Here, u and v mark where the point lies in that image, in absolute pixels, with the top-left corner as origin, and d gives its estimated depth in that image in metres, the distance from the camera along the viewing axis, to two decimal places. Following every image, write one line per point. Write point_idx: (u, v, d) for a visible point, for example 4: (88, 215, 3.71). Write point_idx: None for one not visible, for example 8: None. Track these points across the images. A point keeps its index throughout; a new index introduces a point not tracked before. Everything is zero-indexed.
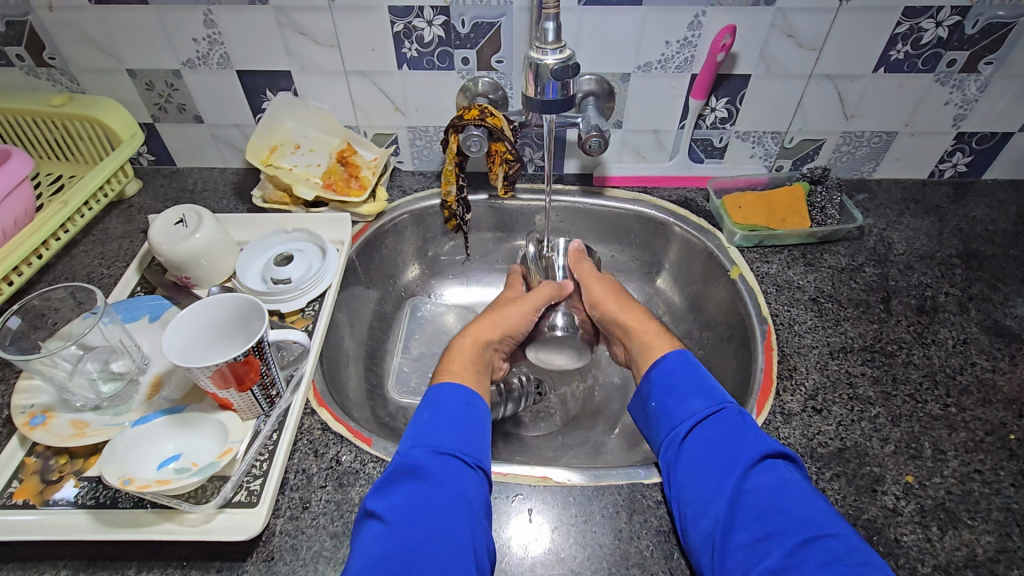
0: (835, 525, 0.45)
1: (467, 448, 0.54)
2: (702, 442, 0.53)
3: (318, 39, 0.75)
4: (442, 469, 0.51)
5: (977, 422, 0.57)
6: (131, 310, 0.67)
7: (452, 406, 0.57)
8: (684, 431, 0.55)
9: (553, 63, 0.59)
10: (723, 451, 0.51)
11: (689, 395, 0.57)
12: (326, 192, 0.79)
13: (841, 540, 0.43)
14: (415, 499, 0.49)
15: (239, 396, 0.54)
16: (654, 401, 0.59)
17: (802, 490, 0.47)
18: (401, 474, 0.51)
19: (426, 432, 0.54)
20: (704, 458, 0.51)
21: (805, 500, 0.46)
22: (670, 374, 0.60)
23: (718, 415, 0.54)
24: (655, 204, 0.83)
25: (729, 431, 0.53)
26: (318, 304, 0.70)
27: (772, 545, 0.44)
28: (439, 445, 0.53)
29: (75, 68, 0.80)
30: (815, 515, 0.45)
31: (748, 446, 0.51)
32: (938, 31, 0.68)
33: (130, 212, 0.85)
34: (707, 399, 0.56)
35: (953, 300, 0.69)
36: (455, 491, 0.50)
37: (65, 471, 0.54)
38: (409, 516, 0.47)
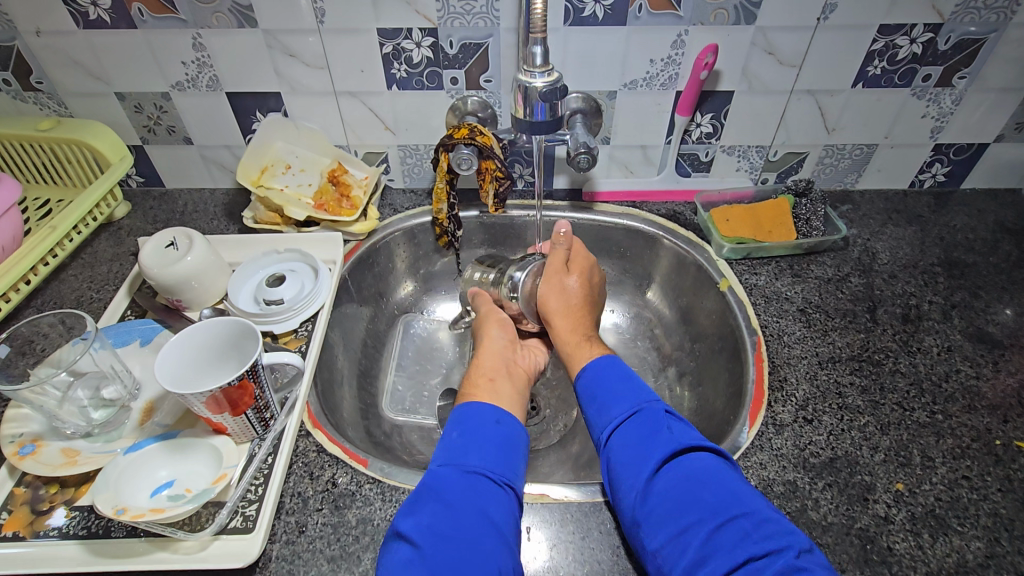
0: (746, 504, 0.46)
1: (498, 468, 0.53)
2: (619, 445, 0.53)
3: (307, 61, 0.76)
4: (467, 489, 0.51)
5: (964, 428, 0.58)
6: (121, 335, 0.67)
7: (484, 427, 0.56)
8: (604, 437, 0.55)
9: (542, 85, 0.60)
10: (639, 448, 0.52)
11: (608, 400, 0.57)
12: (318, 213, 0.79)
13: (753, 519, 0.45)
14: (441, 520, 0.48)
15: (233, 420, 0.54)
16: (581, 408, 0.59)
17: (716, 475, 0.48)
18: (428, 495, 0.50)
19: (455, 451, 0.54)
20: (622, 459, 0.52)
21: (718, 486, 0.47)
22: (592, 380, 0.60)
23: (633, 417, 0.55)
24: (644, 218, 0.84)
25: (645, 430, 0.53)
26: (311, 324, 0.70)
27: (688, 535, 0.45)
28: (466, 466, 0.52)
29: (63, 91, 0.80)
30: (726, 498, 0.46)
31: (662, 442, 0.51)
32: (913, 48, 0.70)
33: (120, 235, 0.84)
34: (625, 403, 0.56)
35: (937, 309, 0.71)
36: (482, 510, 0.49)
37: (56, 500, 0.53)
38: (436, 537, 0.47)
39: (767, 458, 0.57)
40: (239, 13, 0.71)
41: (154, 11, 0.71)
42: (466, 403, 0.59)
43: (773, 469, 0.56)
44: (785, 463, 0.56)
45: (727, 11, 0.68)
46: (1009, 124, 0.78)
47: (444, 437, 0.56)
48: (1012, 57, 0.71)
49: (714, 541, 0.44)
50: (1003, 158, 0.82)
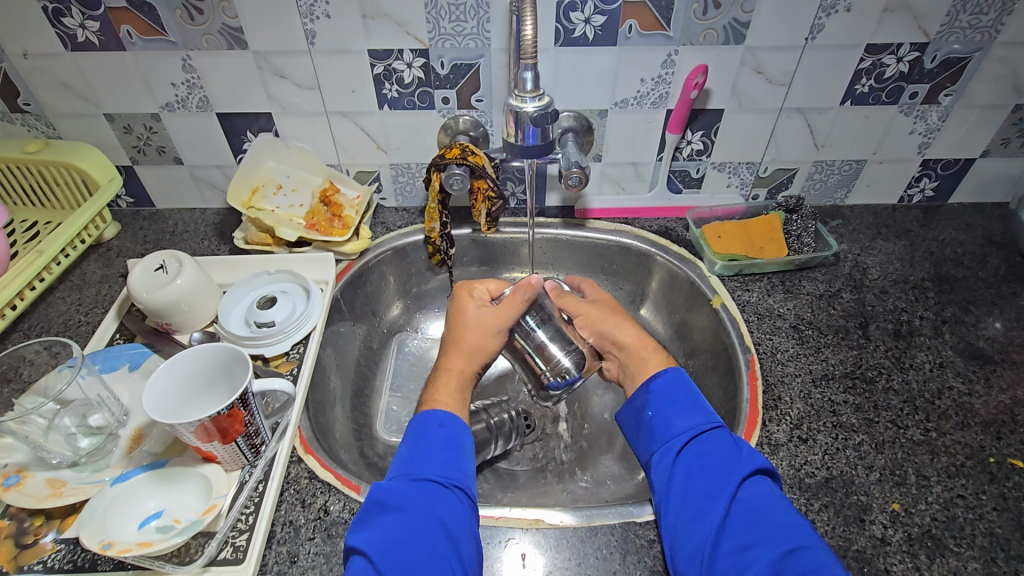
0: (814, 539, 0.47)
1: (445, 470, 0.53)
2: (696, 454, 0.54)
3: (297, 82, 0.76)
4: (415, 496, 0.51)
5: (958, 446, 0.59)
6: (109, 360, 0.66)
7: (427, 432, 0.56)
8: (679, 443, 0.55)
9: (532, 110, 0.60)
10: (720, 460, 0.53)
11: (688, 409, 0.57)
12: (310, 233, 0.79)
13: (824, 554, 0.45)
14: (394, 530, 0.48)
15: (223, 448, 0.53)
16: (651, 410, 0.59)
17: (785, 505, 0.49)
18: (374, 508, 0.50)
19: (405, 462, 0.54)
20: (700, 467, 0.52)
21: (788, 515, 0.48)
22: (669, 388, 0.60)
23: (718, 431, 0.55)
24: (636, 234, 0.85)
25: (725, 446, 0.54)
26: (302, 346, 0.69)
27: (759, 556, 0.46)
28: (415, 474, 0.53)
29: (52, 113, 0.79)
30: (796, 529, 0.47)
31: (745, 457, 0.52)
32: (899, 66, 0.71)
33: (109, 256, 0.83)
34: (707, 415, 0.57)
35: (928, 324, 0.71)
36: (434, 515, 0.50)
37: (41, 533, 0.52)
38: (389, 547, 0.47)
39: None
40: (228, 35, 0.71)
41: (143, 33, 0.71)
42: (424, 411, 0.59)
43: None
44: (781, 484, 0.56)
45: (716, 31, 0.68)
46: (995, 139, 0.79)
47: (398, 447, 0.57)
48: (996, 74, 0.72)
49: (785, 564, 0.45)
50: (990, 173, 0.83)
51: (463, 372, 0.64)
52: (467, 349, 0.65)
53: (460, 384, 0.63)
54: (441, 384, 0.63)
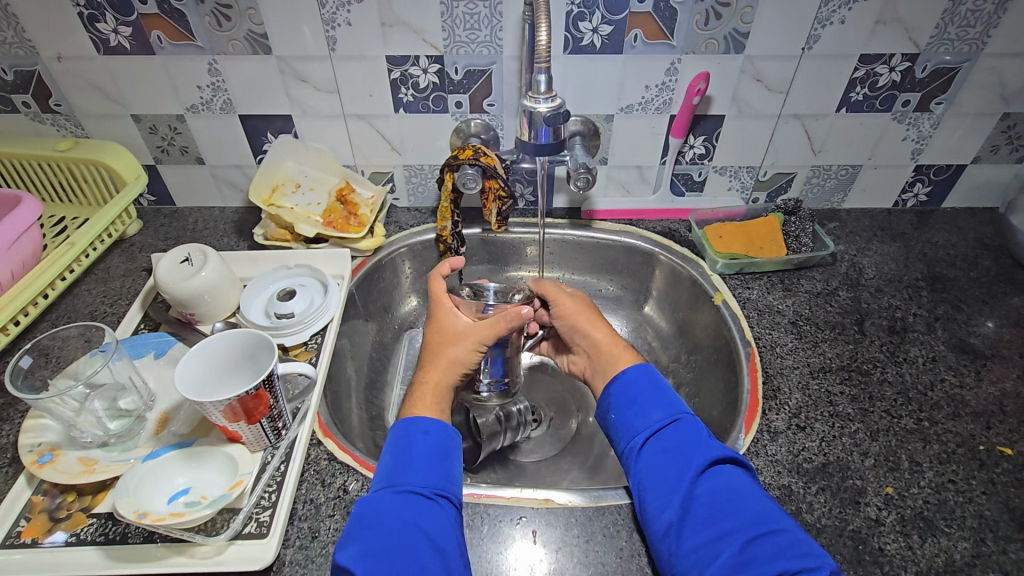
0: (780, 522, 0.48)
1: (431, 480, 0.55)
2: (659, 449, 0.56)
3: (318, 85, 0.79)
4: (398, 508, 0.52)
5: (949, 435, 0.61)
6: (136, 347, 0.69)
7: (412, 442, 0.57)
8: (641, 440, 0.57)
9: (545, 110, 0.64)
10: (679, 455, 0.54)
11: (648, 405, 0.59)
12: (327, 230, 0.82)
13: (788, 537, 0.47)
14: (378, 543, 0.49)
15: (248, 428, 0.56)
16: (613, 411, 0.61)
17: (750, 492, 0.51)
18: (359, 523, 0.51)
19: (389, 475, 0.55)
20: (662, 461, 0.54)
21: (752, 502, 0.50)
22: (630, 385, 0.62)
23: (673, 425, 0.57)
24: (640, 235, 0.88)
25: (685, 440, 0.55)
26: (321, 337, 0.72)
27: (723, 545, 0.47)
28: (398, 485, 0.54)
29: (81, 113, 0.83)
30: (761, 515, 0.49)
31: (701, 451, 0.54)
32: (892, 75, 0.75)
33: (132, 251, 0.87)
34: (664, 410, 0.58)
35: (921, 321, 0.74)
36: (416, 526, 0.51)
37: (73, 508, 0.55)
38: (374, 559, 0.48)
39: (762, 464, 0.59)
40: (254, 41, 0.75)
41: (173, 38, 0.75)
42: (404, 420, 0.60)
43: (768, 473, 0.58)
44: (780, 468, 0.59)
45: (718, 41, 0.72)
46: (985, 146, 0.82)
47: (381, 458, 0.58)
48: (984, 84, 0.76)
49: (750, 552, 0.46)
50: (982, 178, 0.86)
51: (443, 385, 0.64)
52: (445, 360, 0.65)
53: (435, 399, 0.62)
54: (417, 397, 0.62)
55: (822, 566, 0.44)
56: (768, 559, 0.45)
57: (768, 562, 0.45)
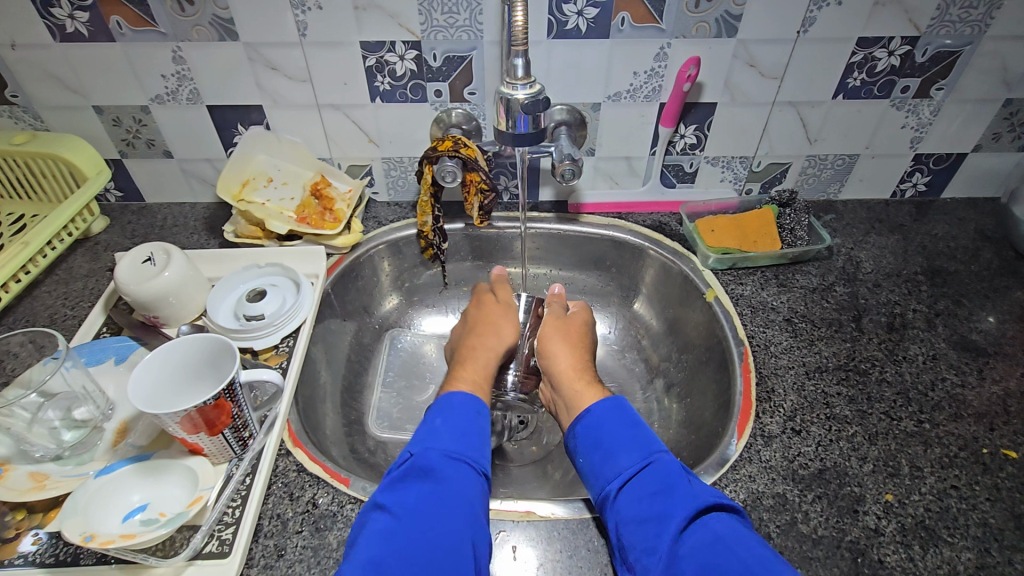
0: (777, 573, 0.42)
1: (471, 453, 0.53)
2: (635, 495, 0.51)
3: (289, 74, 0.75)
4: (453, 472, 0.51)
5: (951, 437, 0.58)
6: (95, 353, 0.65)
7: (459, 415, 0.56)
8: (614, 489, 0.53)
9: (524, 97, 0.60)
10: (657, 503, 0.50)
11: (619, 449, 0.55)
12: (300, 226, 0.78)
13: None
14: (428, 498, 0.49)
15: (210, 440, 0.52)
16: (581, 456, 0.57)
17: (742, 538, 0.45)
18: (414, 473, 0.51)
19: (442, 435, 0.54)
20: (639, 511, 0.50)
21: (745, 548, 0.44)
22: (596, 427, 0.58)
23: (647, 469, 0.53)
24: (629, 229, 0.84)
25: (663, 485, 0.51)
26: (292, 339, 0.68)
27: None
28: (451, 451, 0.53)
29: (39, 105, 0.78)
30: (754, 565, 0.43)
31: (680, 498, 0.49)
32: (891, 60, 0.71)
33: (97, 250, 0.82)
34: (636, 453, 0.54)
35: (921, 317, 0.71)
36: (466, 496, 0.50)
37: (23, 527, 0.51)
38: (416, 512, 0.48)
39: (756, 470, 0.56)
40: (220, 26, 0.71)
41: (133, 24, 0.70)
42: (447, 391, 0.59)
43: (762, 481, 0.55)
44: (775, 475, 0.56)
45: (709, 24, 0.68)
46: (986, 134, 0.79)
47: (421, 423, 0.57)
48: (988, 68, 0.72)
49: None
50: (983, 168, 0.83)
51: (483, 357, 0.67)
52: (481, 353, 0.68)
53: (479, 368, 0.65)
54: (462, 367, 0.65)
55: None
56: None
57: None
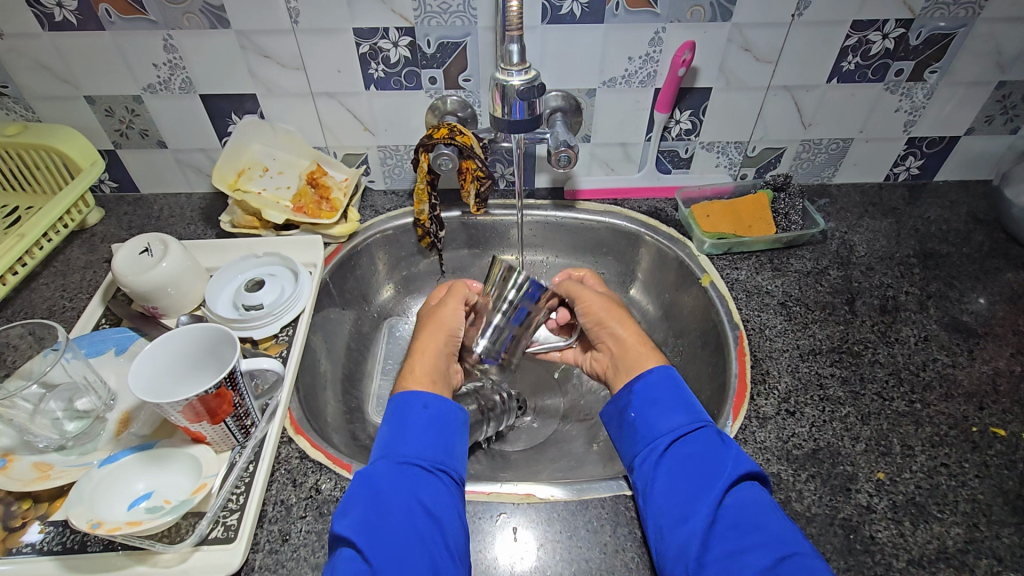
0: (806, 545, 0.46)
1: (429, 452, 0.53)
2: (682, 455, 0.52)
3: (282, 62, 0.74)
4: (399, 482, 0.51)
5: (942, 417, 0.59)
6: (95, 344, 0.65)
7: (411, 414, 0.55)
8: (665, 444, 0.54)
9: (519, 83, 0.60)
10: (706, 462, 0.51)
11: (671, 409, 0.56)
12: (297, 215, 0.78)
13: (814, 560, 0.45)
14: (376, 515, 0.48)
15: (212, 428, 0.53)
16: (635, 411, 0.57)
17: (776, 510, 0.48)
18: (360, 490, 0.50)
19: (395, 442, 0.54)
20: (687, 468, 0.51)
21: (778, 519, 0.47)
22: (654, 387, 0.58)
23: (700, 431, 0.54)
24: (626, 215, 0.85)
25: (713, 448, 0.52)
26: (292, 329, 0.69)
27: (749, 560, 0.45)
28: (399, 457, 0.52)
29: (31, 95, 0.77)
30: (789, 534, 0.46)
31: (731, 461, 0.51)
32: (885, 43, 0.72)
33: (93, 241, 0.82)
34: (690, 415, 0.55)
35: (913, 299, 0.72)
36: (414, 498, 0.50)
37: (29, 516, 0.52)
38: (372, 530, 0.47)
39: (750, 451, 0.57)
40: (211, 14, 0.70)
41: (123, 12, 0.70)
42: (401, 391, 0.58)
43: (757, 461, 0.56)
44: (769, 455, 0.57)
45: (704, 8, 0.68)
46: (979, 116, 0.79)
47: (381, 428, 0.56)
48: (980, 51, 0.72)
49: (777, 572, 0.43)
50: (976, 150, 0.84)
51: (435, 349, 0.64)
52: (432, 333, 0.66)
53: (427, 365, 0.62)
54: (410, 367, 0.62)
55: None
56: None
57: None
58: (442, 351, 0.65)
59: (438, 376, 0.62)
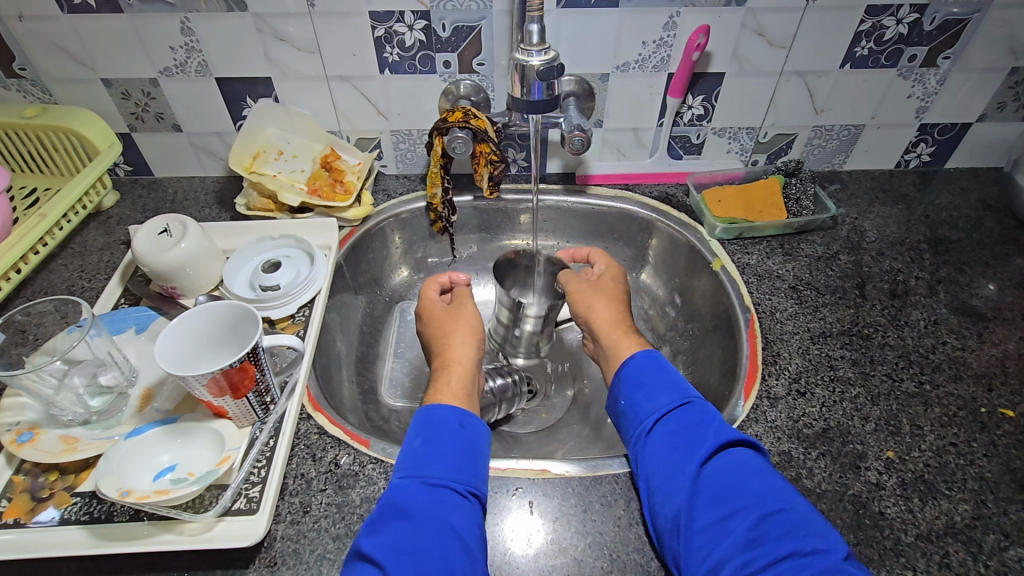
0: (793, 501, 0.47)
1: (462, 476, 0.51)
2: (666, 432, 0.53)
3: (298, 46, 0.75)
4: (429, 503, 0.49)
5: (950, 397, 0.60)
6: (116, 322, 0.66)
7: (446, 430, 0.54)
8: (650, 424, 0.55)
9: (538, 63, 0.60)
10: (689, 436, 0.52)
11: (656, 390, 0.57)
12: (312, 199, 0.79)
13: (800, 515, 0.45)
14: (406, 538, 0.46)
15: (234, 403, 0.54)
16: (623, 398, 0.59)
17: (761, 471, 0.49)
18: (389, 512, 0.48)
19: (421, 460, 0.52)
20: (671, 444, 0.52)
21: (762, 480, 0.48)
22: (638, 371, 0.59)
23: (682, 408, 0.55)
24: (637, 200, 0.85)
25: (696, 422, 0.53)
26: (308, 309, 0.70)
27: (734, 523, 0.46)
28: (429, 477, 0.51)
29: (48, 78, 0.78)
30: (774, 494, 0.47)
31: (712, 432, 0.52)
32: (899, 28, 0.72)
33: (109, 224, 0.83)
34: (672, 394, 0.56)
35: (923, 284, 0.73)
36: (444, 521, 0.48)
37: (56, 488, 0.53)
38: (401, 553, 0.45)
39: (762, 430, 0.58)
40: None
41: None
42: (429, 405, 0.58)
43: (768, 440, 0.57)
44: (780, 434, 0.58)
45: None
46: (991, 103, 0.79)
47: (408, 442, 0.55)
48: (994, 37, 0.73)
49: (762, 531, 0.44)
50: (987, 137, 0.84)
51: (468, 361, 0.65)
52: (460, 339, 0.68)
53: (463, 381, 0.63)
54: (444, 381, 0.62)
55: (838, 547, 0.43)
56: (781, 536, 0.44)
57: (779, 540, 0.43)
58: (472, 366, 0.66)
59: (471, 391, 0.62)
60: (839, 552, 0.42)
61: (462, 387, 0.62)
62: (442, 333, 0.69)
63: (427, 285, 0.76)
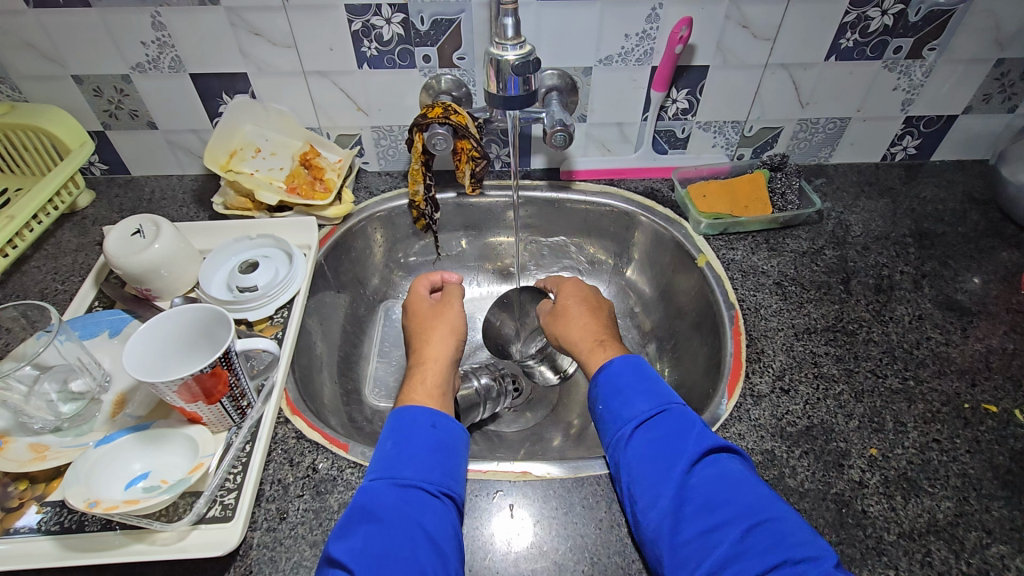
0: (779, 510, 0.46)
1: (434, 476, 0.51)
2: (646, 440, 0.52)
3: (274, 40, 0.73)
4: (399, 505, 0.48)
5: (934, 393, 0.60)
6: (89, 326, 0.65)
7: (416, 431, 0.54)
8: (630, 431, 0.54)
9: (514, 58, 0.59)
10: (669, 444, 0.51)
11: (635, 396, 0.56)
12: (291, 197, 0.77)
13: (786, 524, 0.45)
14: (376, 542, 0.45)
15: (208, 409, 0.53)
16: (602, 403, 0.58)
17: (743, 480, 0.49)
18: (358, 515, 0.47)
19: (392, 462, 0.51)
20: (652, 453, 0.51)
21: (745, 489, 0.47)
22: (616, 376, 0.58)
23: (662, 415, 0.54)
24: (623, 196, 0.84)
25: (676, 429, 0.53)
26: (286, 311, 0.68)
27: (721, 535, 0.45)
28: (400, 478, 0.50)
29: (17, 75, 0.76)
30: (759, 503, 0.46)
31: (693, 440, 0.51)
32: (884, 19, 0.71)
33: (84, 224, 0.81)
34: (650, 401, 0.55)
35: (908, 278, 0.72)
36: (416, 522, 0.47)
37: (26, 497, 0.52)
38: (370, 558, 0.44)
39: (745, 429, 0.58)
40: None
41: None
42: (400, 407, 0.57)
43: (751, 439, 0.57)
44: (763, 433, 0.57)
45: None
46: (977, 95, 0.79)
47: (379, 444, 0.54)
48: (979, 27, 0.72)
49: (749, 544, 0.44)
50: (974, 129, 0.83)
51: (445, 357, 0.65)
52: (438, 336, 0.67)
53: (438, 379, 0.62)
54: (419, 379, 0.61)
55: (825, 557, 0.42)
56: (768, 548, 0.43)
57: (766, 552, 0.43)
58: (448, 363, 0.65)
59: (445, 390, 0.61)
60: (828, 561, 0.42)
61: (434, 388, 0.60)
62: (422, 329, 0.69)
63: (417, 283, 0.75)
